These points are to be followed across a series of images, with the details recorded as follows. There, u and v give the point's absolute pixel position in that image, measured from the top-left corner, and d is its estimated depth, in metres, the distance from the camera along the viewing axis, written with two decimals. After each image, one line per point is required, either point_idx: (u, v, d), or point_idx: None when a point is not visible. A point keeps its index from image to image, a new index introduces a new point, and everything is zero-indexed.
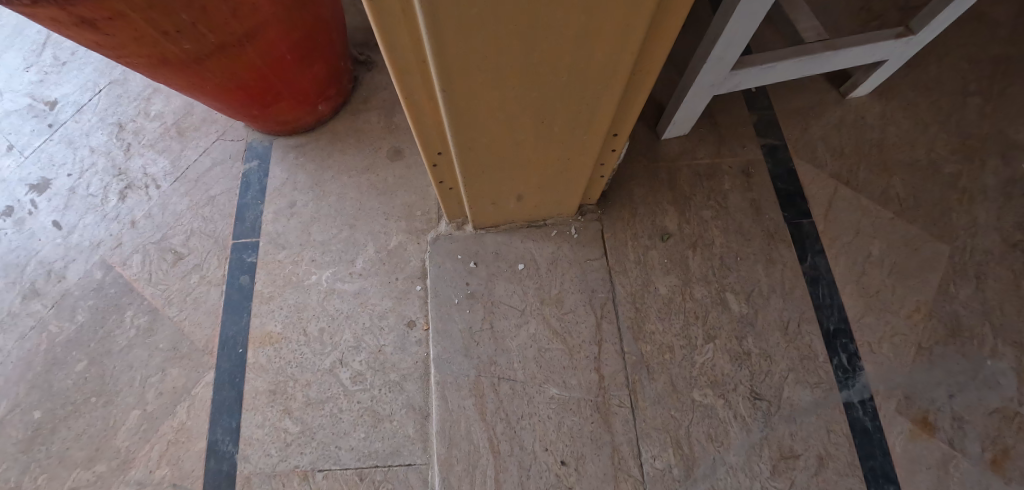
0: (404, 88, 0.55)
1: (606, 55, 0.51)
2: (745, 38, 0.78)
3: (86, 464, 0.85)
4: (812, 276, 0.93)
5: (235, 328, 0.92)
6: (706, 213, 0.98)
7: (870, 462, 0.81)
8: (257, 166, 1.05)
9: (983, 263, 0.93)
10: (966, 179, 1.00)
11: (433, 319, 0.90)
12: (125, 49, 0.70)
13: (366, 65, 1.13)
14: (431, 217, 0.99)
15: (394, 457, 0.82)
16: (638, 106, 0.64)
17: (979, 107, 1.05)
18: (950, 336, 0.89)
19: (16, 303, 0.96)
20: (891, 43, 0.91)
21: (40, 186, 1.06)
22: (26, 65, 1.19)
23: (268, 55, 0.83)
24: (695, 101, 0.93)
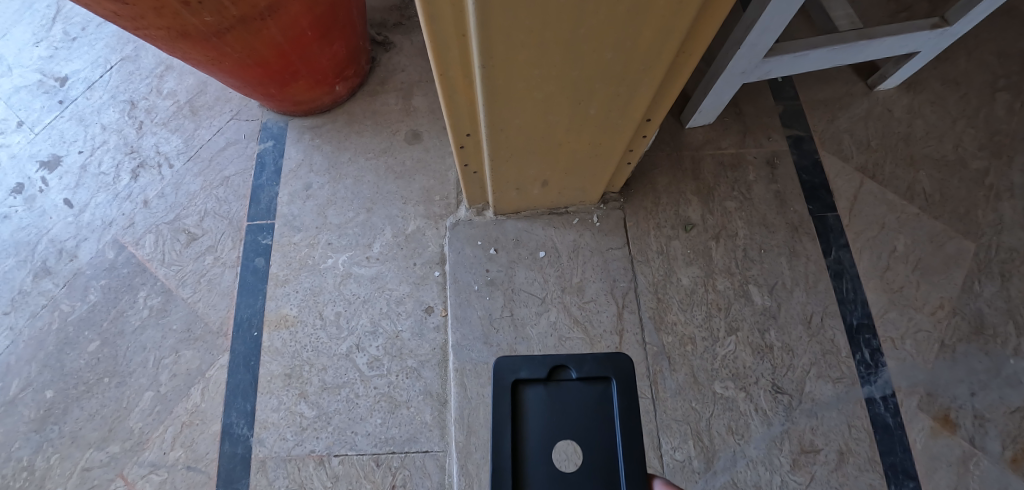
0: (440, 62, 0.53)
1: (655, 32, 0.49)
2: (782, 24, 0.75)
3: (99, 444, 0.84)
4: (835, 270, 0.92)
5: (249, 310, 0.91)
6: (730, 204, 0.96)
7: (890, 458, 0.81)
8: (272, 146, 1.03)
9: (1008, 261, 0.92)
10: (993, 175, 0.98)
11: (451, 305, 0.89)
12: (144, 20, 0.69)
13: (384, 46, 1.11)
14: (450, 202, 0.97)
15: (411, 444, 0.81)
16: (677, 89, 0.62)
17: (1007, 103, 1.03)
18: (974, 334, 0.88)
19: (28, 281, 0.95)
20: (926, 34, 0.89)
21: (51, 163, 1.04)
22: (35, 40, 1.17)
23: (290, 32, 0.81)
24: (724, 89, 0.91)
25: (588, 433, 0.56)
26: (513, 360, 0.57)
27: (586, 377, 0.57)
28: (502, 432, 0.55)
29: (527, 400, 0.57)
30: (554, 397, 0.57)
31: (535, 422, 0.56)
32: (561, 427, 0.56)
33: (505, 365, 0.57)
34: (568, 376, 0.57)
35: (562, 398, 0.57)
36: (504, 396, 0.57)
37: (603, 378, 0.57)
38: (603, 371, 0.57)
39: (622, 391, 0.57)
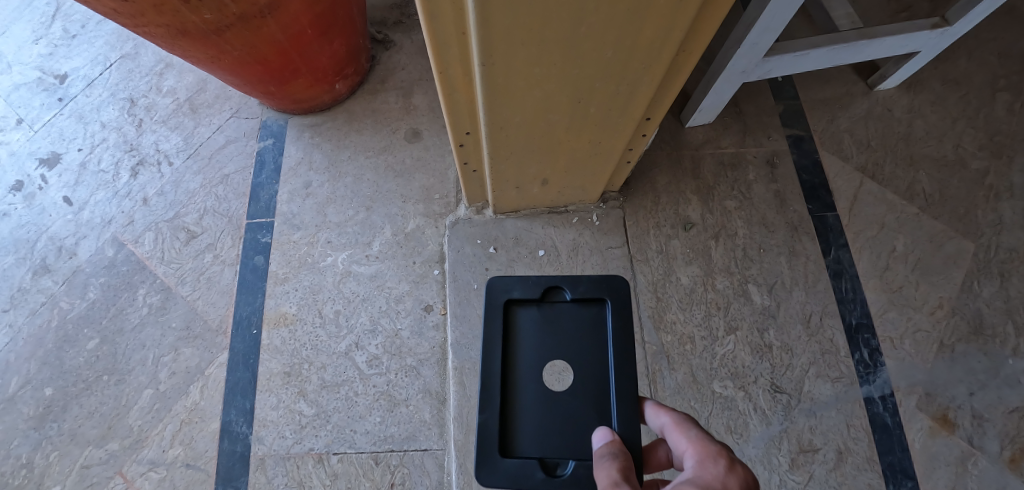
0: (439, 60, 0.53)
1: (656, 31, 0.49)
2: (783, 23, 0.75)
3: (98, 442, 0.84)
4: (835, 270, 0.92)
5: (249, 308, 0.91)
6: (729, 203, 0.96)
7: (888, 458, 0.81)
8: (272, 144, 1.03)
9: (1008, 261, 0.92)
10: (992, 175, 0.98)
11: (451, 304, 0.89)
12: (144, 17, 0.69)
13: (384, 44, 1.11)
14: (450, 201, 0.97)
15: (410, 442, 0.81)
16: (677, 88, 0.62)
17: (1007, 103, 1.03)
18: (973, 334, 0.88)
19: (27, 278, 0.95)
20: (926, 33, 0.89)
21: (51, 160, 1.04)
22: (35, 37, 1.17)
23: (290, 30, 0.81)
24: (724, 88, 0.91)
25: (579, 350, 0.62)
26: (507, 281, 0.65)
27: (580, 299, 0.63)
28: (498, 347, 0.62)
29: (524, 320, 0.64)
30: (548, 319, 0.64)
31: (530, 340, 0.63)
32: (554, 344, 0.63)
33: (500, 285, 0.64)
34: (563, 299, 0.64)
35: (556, 320, 0.63)
36: (499, 314, 0.64)
37: (596, 302, 0.64)
38: (596, 294, 0.63)
39: (615, 313, 0.62)
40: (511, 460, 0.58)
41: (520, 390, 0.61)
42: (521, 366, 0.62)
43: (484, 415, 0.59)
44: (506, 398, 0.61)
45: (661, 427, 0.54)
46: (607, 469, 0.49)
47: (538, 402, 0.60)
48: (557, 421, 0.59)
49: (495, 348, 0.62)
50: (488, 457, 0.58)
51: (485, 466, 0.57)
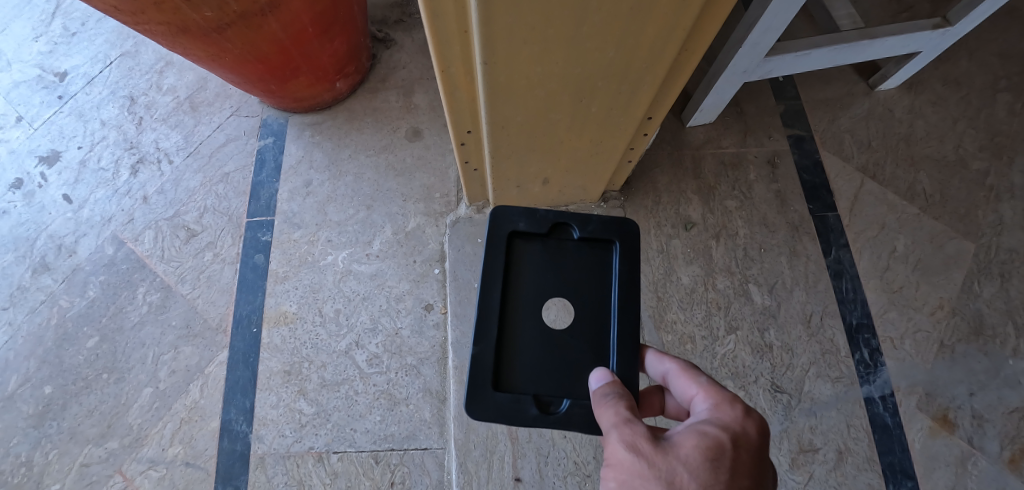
0: (441, 58, 0.53)
1: (658, 30, 0.49)
2: (785, 23, 0.75)
3: (98, 440, 0.84)
4: (835, 270, 0.92)
5: (249, 307, 0.91)
6: (730, 203, 0.96)
7: (888, 458, 0.81)
8: (272, 143, 1.03)
9: (1008, 262, 0.92)
10: (993, 176, 0.98)
11: (451, 303, 0.89)
12: (144, 15, 0.68)
13: (385, 43, 1.11)
14: (451, 200, 0.97)
15: (410, 441, 0.81)
16: (679, 88, 0.63)
17: (1008, 104, 1.03)
18: (974, 335, 0.88)
19: (27, 276, 0.95)
20: (928, 34, 0.89)
21: (50, 158, 1.04)
22: (35, 35, 1.17)
23: (290, 28, 0.81)
24: (725, 88, 0.91)
25: (582, 289, 0.62)
26: (512, 213, 0.63)
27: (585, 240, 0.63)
28: (499, 278, 0.61)
29: (526, 254, 0.63)
30: (551, 256, 0.63)
31: (532, 274, 0.62)
32: (557, 281, 0.62)
33: (505, 216, 0.62)
34: (568, 238, 0.63)
35: (559, 257, 0.63)
36: (502, 245, 0.62)
37: (601, 244, 0.63)
38: (603, 235, 0.63)
39: (622, 255, 0.62)
40: (504, 395, 0.57)
41: (519, 323, 0.60)
42: (522, 299, 0.61)
43: (480, 347, 0.58)
44: (504, 328, 0.60)
45: (665, 374, 0.56)
46: (613, 405, 0.48)
47: (537, 338, 0.60)
48: (556, 357, 0.59)
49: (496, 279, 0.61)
50: (482, 389, 0.57)
51: (479, 397, 0.57)
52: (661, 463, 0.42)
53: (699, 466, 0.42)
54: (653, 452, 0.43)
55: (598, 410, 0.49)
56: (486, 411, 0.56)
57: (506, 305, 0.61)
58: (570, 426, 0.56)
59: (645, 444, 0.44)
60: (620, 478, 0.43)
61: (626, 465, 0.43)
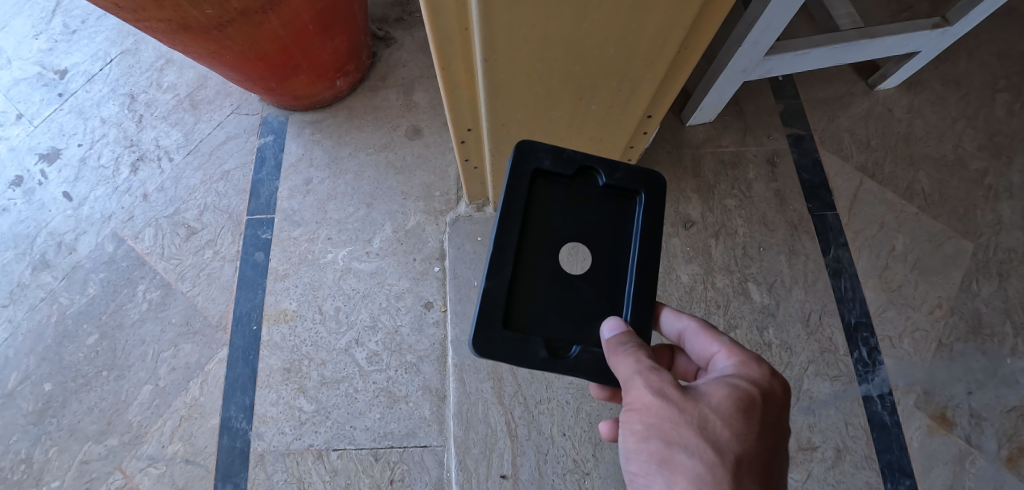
0: (441, 55, 0.53)
1: (659, 27, 0.49)
2: (784, 22, 0.75)
3: (98, 437, 0.84)
4: (834, 269, 0.92)
5: (249, 304, 0.91)
6: (729, 202, 0.96)
7: (886, 456, 0.81)
8: (272, 141, 1.03)
9: (1006, 261, 0.92)
10: (991, 176, 0.98)
11: (451, 300, 0.89)
12: (145, 12, 0.68)
13: (386, 41, 1.11)
14: (450, 198, 0.97)
15: (409, 439, 0.81)
16: (678, 86, 0.63)
17: (1007, 103, 1.04)
18: (972, 333, 0.88)
19: (27, 274, 0.95)
20: (927, 33, 0.89)
21: (51, 156, 1.04)
22: (35, 32, 1.17)
23: (290, 26, 0.81)
24: (725, 87, 0.91)
25: (603, 235, 0.54)
26: (536, 147, 0.53)
27: (611, 188, 0.55)
28: (516, 213, 0.52)
29: (546, 194, 0.54)
30: (573, 198, 0.54)
31: (551, 216, 0.54)
32: (577, 226, 0.54)
33: (527, 148, 0.53)
34: (592, 182, 0.55)
35: (581, 201, 0.55)
36: (522, 179, 0.53)
37: (629, 194, 0.55)
38: (633, 185, 0.55)
39: (648, 208, 0.55)
40: (509, 336, 0.50)
41: (533, 264, 0.53)
42: (539, 241, 0.53)
43: (491, 282, 0.51)
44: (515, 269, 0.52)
45: (680, 332, 0.55)
46: (633, 353, 0.46)
47: (550, 281, 0.53)
48: (568, 302, 0.53)
49: (512, 217, 0.52)
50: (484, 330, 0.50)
51: (484, 336, 0.50)
52: (692, 410, 0.41)
53: (730, 415, 0.41)
54: (682, 398, 0.42)
55: (615, 358, 0.46)
56: (491, 353, 0.50)
57: (521, 242, 0.53)
58: (579, 374, 0.51)
59: (673, 390, 0.42)
60: (647, 422, 0.42)
61: (654, 411, 0.42)
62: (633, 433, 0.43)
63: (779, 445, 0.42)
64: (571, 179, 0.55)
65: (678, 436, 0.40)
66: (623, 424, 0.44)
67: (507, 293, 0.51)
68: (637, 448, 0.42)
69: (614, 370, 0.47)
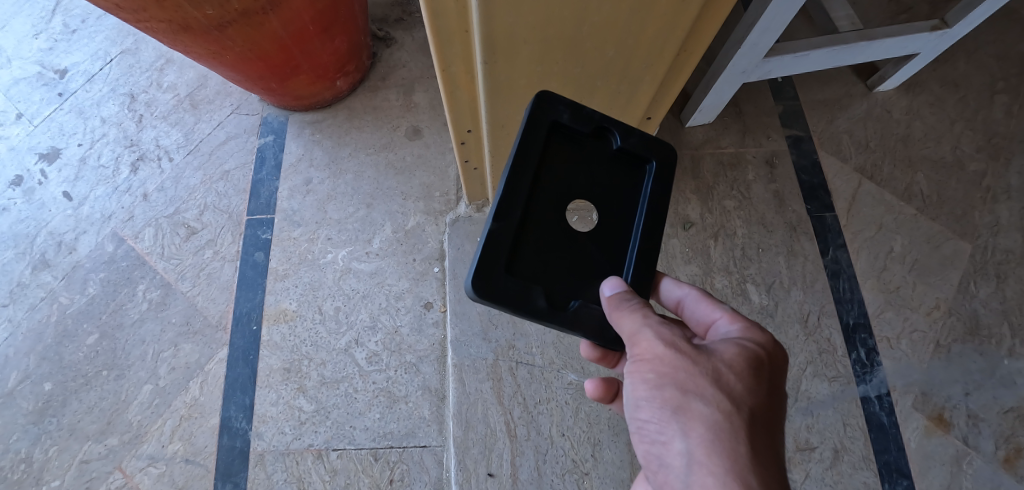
0: (442, 58, 0.53)
1: (658, 29, 0.50)
2: (784, 24, 0.75)
3: (97, 437, 0.84)
4: (833, 270, 0.92)
5: (248, 304, 0.91)
6: (728, 203, 0.96)
7: (884, 457, 0.81)
8: (272, 141, 1.03)
9: (1004, 263, 0.93)
10: (990, 177, 0.99)
11: (450, 301, 0.89)
12: (146, 13, 0.69)
13: (386, 42, 1.11)
14: (450, 198, 0.98)
15: (409, 439, 0.82)
16: (677, 88, 0.64)
17: (1006, 105, 1.04)
18: (969, 335, 0.88)
19: (27, 273, 0.95)
20: (926, 35, 0.89)
21: (50, 155, 1.04)
22: (35, 32, 1.17)
23: (290, 27, 0.82)
24: (724, 88, 0.91)
25: (612, 196, 0.53)
26: (557, 99, 0.50)
27: (623, 154, 0.53)
28: (531, 160, 0.49)
29: (558, 150, 0.52)
30: (583, 158, 0.52)
31: (561, 171, 0.52)
32: (587, 185, 0.52)
33: (547, 100, 0.50)
34: (605, 145, 0.53)
35: (591, 162, 0.53)
36: (540, 126, 0.50)
37: (640, 161, 0.54)
38: (645, 154, 0.54)
39: (658, 178, 0.54)
40: (511, 282, 0.48)
41: (539, 216, 0.50)
42: (547, 193, 0.51)
43: (497, 226, 0.48)
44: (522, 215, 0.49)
45: (680, 300, 0.55)
46: (639, 309, 0.46)
47: (555, 235, 0.51)
48: (570, 259, 0.51)
49: (527, 164, 0.49)
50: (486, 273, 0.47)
51: (485, 281, 0.47)
52: (703, 361, 0.42)
53: (740, 369, 0.42)
54: (694, 350, 0.43)
55: (620, 315, 0.47)
56: (492, 301, 0.47)
57: (530, 192, 0.50)
58: (577, 330, 0.50)
59: (685, 344, 0.43)
60: (660, 372, 0.43)
61: (666, 361, 0.43)
62: (644, 383, 0.44)
63: (783, 402, 0.44)
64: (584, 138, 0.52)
65: (692, 384, 0.41)
66: (632, 375, 0.45)
67: (512, 240, 0.48)
68: (649, 397, 0.43)
69: (617, 327, 0.47)
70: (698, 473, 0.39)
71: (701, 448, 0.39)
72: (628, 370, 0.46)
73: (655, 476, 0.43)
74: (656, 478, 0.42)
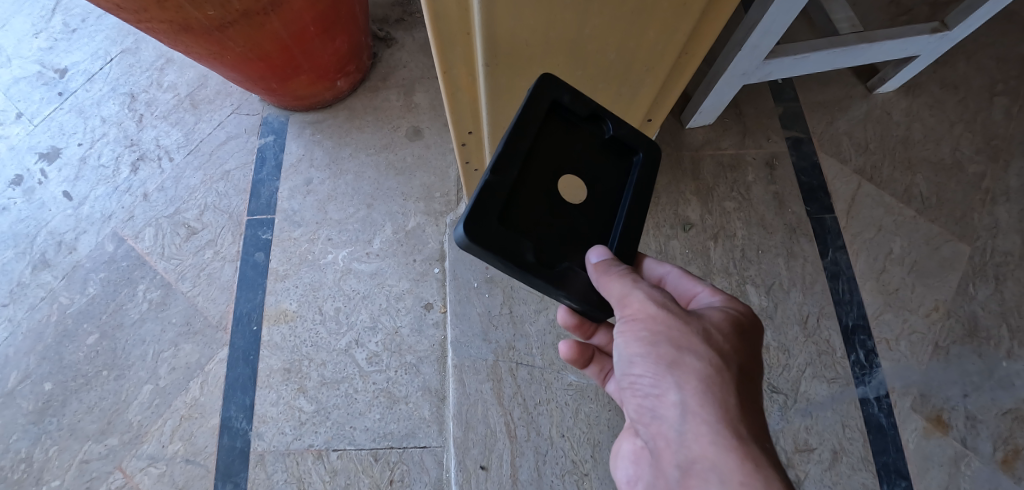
0: (444, 61, 0.53)
1: (660, 33, 0.50)
2: (784, 27, 0.75)
3: (98, 437, 0.84)
4: (832, 271, 0.92)
5: (249, 305, 0.91)
6: (729, 204, 0.97)
7: (882, 458, 0.82)
8: (273, 141, 1.03)
9: (1003, 264, 0.93)
10: (989, 179, 0.99)
11: (451, 302, 0.89)
12: (147, 13, 0.68)
13: (386, 42, 1.11)
14: (450, 199, 0.98)
15: (409, 439, 0.82)
16: (678, 91, 0.64)
17: (1005, 107, 1.04)
18: (968, 336, 0.89)
19: (26, 273, 0.95)
20: (926, 38, 0.90)
21: (50, 155, 1.04)
22: (34, 31, 1.16)
23: (291, 27, 0.82)
24: (724, 90, 0.91)
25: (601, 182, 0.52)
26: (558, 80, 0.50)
27: (614, 142, 0.53)
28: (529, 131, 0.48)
29: (552, 129, 0.51)
30: (575, 142, 0.52)
31: (554, 149, 0.51)
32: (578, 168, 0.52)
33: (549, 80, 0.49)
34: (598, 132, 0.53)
35: (582, 147, 0.52)
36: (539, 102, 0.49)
37: (630, 152, 0.54)
38: (636, 143, 0.53)
39: (644, 168, 0.53)
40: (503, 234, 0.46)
41: (532, 183, 0.49)
42: (539, 164, 0.49)
43: (494, 178, 0.46)
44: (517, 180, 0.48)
45: (661, 278, 0.55)
46: (628, 270, 0.46)
47: (546, 201, 0.49)
48: (558, 226, 0.50)
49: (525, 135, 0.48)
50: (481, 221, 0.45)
51: (478, 227, 0.45)
52: (692, 320, 0.43)
53: (727, 331, 0.44)
54: (683, 311, 0.44)
55: (607, 278, 0.46)
56: (481, 247, 0.45)
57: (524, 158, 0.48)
58: (562, 289, 0.49)
59: (674, 305, 0.44)
60: (653, 330, 0.43)
61: (659, 320, 0.43)
62: (638, 341, 0.44)
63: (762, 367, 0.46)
64: (577, 122, 0.52)
65: (684, 340, 0.42)
66: (624, 335, 0.45)
67: (506, 194, 0.46)
68: (643, 353, 0.43)
69: (604, 291, 0.46)
70: (692, 422, 0.39)
71: (695, 399, 0.40)
72: (618, 330, 0.46)
73: (647, 428, 0.43)
74: (649, 430, 0.43)
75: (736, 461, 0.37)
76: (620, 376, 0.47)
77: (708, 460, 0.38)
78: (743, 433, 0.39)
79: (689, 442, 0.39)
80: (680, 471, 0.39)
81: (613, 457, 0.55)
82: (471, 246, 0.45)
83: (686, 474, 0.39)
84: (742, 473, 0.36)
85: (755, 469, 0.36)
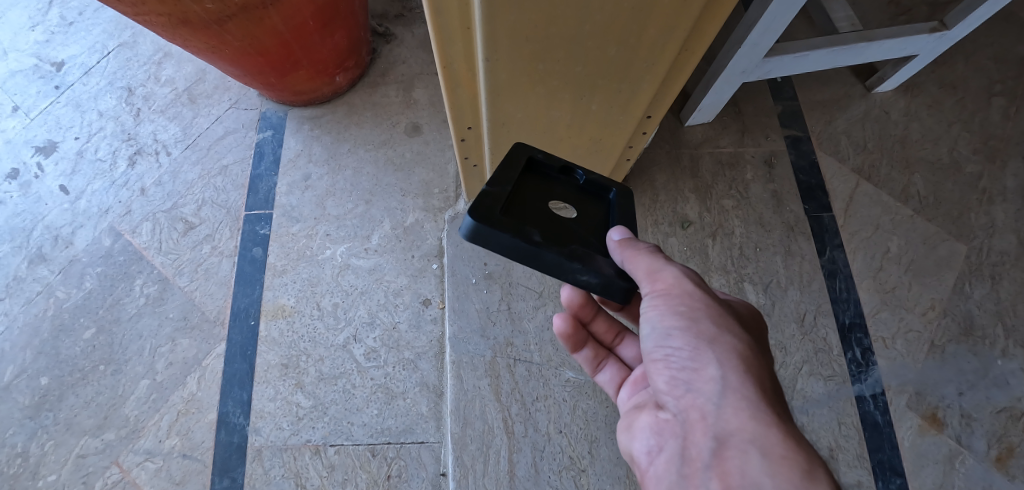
0: (444, 55, 0.53)
1: (661, 28, 0.50)
2: (783, 25, 0.75)
3: (94, 432, 0.84)
4: (830, 270, 0.93)
5: (246, 300, 0.91)
6: (728, 202, 0.97)
7: (878, 455, 0.82)
8: (272, 136, 1.03)
9: (999, 264, 0.93)
10: (986, 179, 0.99)
11: (449, 298, 0.89)
12: (145, 6, 0.68)
13: (386, 37, 1.11)
14: (449, 195, 0.97)
15: (406, 435, 0.82)
16: (677, 88, 0.63)
17: (1003, 108, 1.05)
18: (964, 335, 0.89)
19: (23, 267, 0.95)
20: (925, 37, 0.90)
21: (47, 149, 1.04)
22: (31, 23, 1.16)
23: (291, 22, 0.81)
24: (724, 88, 0.91)
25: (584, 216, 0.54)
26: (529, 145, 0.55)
27: (588, 186, 0.56)
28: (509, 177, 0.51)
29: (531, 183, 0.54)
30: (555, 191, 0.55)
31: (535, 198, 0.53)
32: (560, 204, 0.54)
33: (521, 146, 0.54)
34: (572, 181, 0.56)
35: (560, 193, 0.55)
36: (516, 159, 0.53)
37: (604, 192, 0.55)
38: (608, 183, 0.55)
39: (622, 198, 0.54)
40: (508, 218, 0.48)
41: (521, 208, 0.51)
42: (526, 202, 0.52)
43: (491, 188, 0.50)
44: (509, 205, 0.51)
45: None
46: (655, 247, 0.48)
47: (540, 219, 0.51)
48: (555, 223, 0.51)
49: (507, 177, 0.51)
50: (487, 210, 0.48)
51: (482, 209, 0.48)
52: (722, 302, 0.46)
53: (749, 320, 0.48)
54: (711, 291, 0.47)
55: (636, 253, 0.47)
56: (489, 228, 0.47)
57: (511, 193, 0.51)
58: (578, 262, 0.48)
59: (704, 286, 0.47)
60: (690, 305, 0.45)
61: (694, 296, 0.45)
62: (675, 314, 0.45)
63: None
64: (551, 176, 0.55)
65: (720, 317, 0.45)
66: (657, 308, 0.46)
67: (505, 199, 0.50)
68: (682, 326, 0.45)
69: (632, 268, 0.47)
70: (731, 397, 0.40)
71: (736, 377, 0.41)
72: (647, 304, 0.47)
73: (678, 401, 0.44)
74: (681, 403, 0.44)
75: (776, 436, 0.38)
76: (645, 352, 0.48)
77: (748, 433, 0.38)
78: (780, 413, 0.40)
79: (726, 415, 0.40)
80: (715, 443, 0.40)
81: (631, 430, 0.50)
82: (478, 228, 0.47)
83: (721, 446, 0.39)
84: (783, 447, 0.37)
85: (794, 445, 0.37)
